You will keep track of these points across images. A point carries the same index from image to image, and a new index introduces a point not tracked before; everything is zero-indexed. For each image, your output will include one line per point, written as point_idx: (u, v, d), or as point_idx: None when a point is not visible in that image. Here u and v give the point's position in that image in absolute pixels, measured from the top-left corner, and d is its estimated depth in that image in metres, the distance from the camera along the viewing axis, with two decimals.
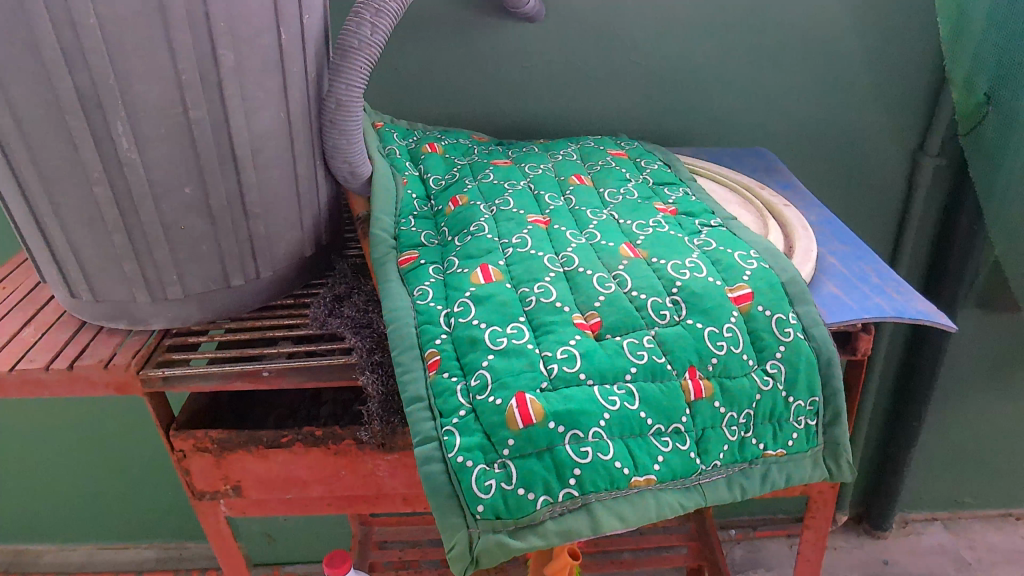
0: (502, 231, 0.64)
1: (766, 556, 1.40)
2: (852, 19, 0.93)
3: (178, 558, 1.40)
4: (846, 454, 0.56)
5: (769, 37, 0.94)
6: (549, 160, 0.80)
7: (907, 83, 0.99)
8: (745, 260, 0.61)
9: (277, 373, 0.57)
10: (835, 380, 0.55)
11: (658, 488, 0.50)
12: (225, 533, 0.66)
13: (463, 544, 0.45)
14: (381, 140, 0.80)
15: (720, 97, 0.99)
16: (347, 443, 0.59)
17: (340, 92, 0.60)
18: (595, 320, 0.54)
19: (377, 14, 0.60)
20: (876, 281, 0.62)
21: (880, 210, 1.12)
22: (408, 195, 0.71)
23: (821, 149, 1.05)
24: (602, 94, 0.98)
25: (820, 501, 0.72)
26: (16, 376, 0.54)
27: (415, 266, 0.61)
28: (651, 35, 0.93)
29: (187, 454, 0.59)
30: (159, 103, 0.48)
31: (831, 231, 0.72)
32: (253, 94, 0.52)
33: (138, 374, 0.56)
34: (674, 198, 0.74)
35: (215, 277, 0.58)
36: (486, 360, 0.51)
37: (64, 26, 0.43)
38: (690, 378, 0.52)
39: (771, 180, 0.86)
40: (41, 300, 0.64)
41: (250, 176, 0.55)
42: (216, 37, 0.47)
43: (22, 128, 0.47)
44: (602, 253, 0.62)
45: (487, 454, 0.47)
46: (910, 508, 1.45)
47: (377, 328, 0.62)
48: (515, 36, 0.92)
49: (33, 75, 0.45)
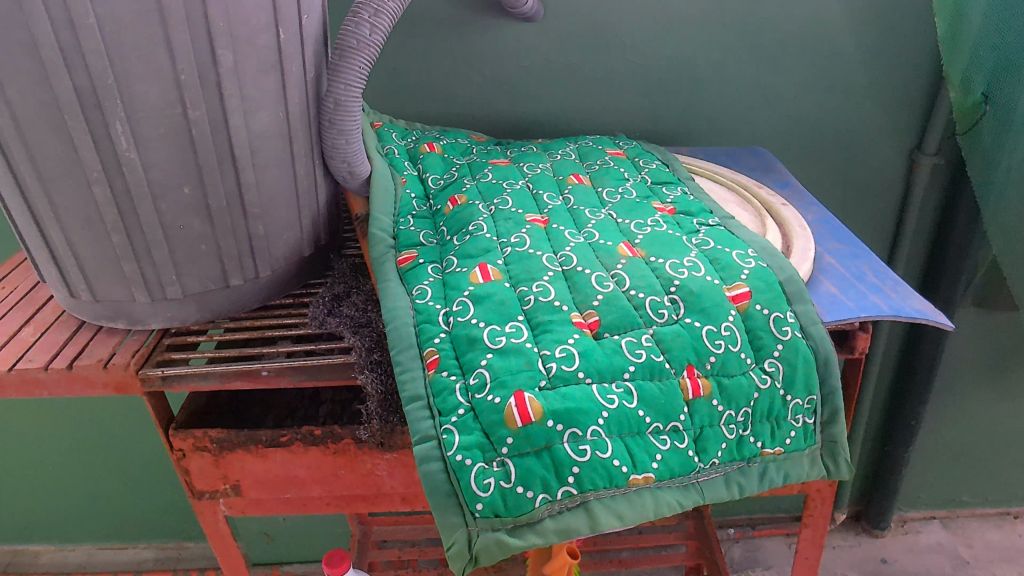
0: (500, 230, 0.64)
1: (764, 555, 1.40)
2: (850, 19, 0.94)
3: (177, 559, 1.40)
4: (844, 452, 0.56)
5: (766, 37, 0.94)
6: (547, 160, 0.81)
7: (904, 83, 1.00)
8: (743, 259, 0.61)
9: (276, 372, 0.57)
10: (832, 379, 0.55)
11: (656, 486, 0.50)
12: (224, 533, 0.66)
13: (461, 543, 0.46)
14: (380, 140, 0.80)
15: (718, 97, 0.99)
16: (346, 442, 0.59)
17: (338, 92, 0.60)
18: (593, 319, 0.54)
19: (375, 14, 0.60)
20: (873, 279, 0.63)
21: (878, 209, 1.12)
22: (406, 194, 0.71)
23: (819, 148, 1.05)
24: (600, 93, 0.98)
25: (818, 500, 0.72)
26: (15, 376, 0.54)
27: (413, 265, 0.61)
28: (650, 35, 0.93)
29: (186, 453, 0.59)
30: (158, 103, 0.48)
31: (829, 230, 0.72)
32: (252, 94, 0.52)
33: (137, 374, 0.56)
34: (672, 198, 0.74)
35: (214, 276, 0.58)
36: (484, 359, 0.51)
37: (62, 26, 0.43)
38: (688, 377, 0.53)
39: (769, 180, 0.86)
40: (40, 300, 0.64)
41: (249, 176, 0.55)
42: (215, 37, 0.47)
43: (21, 128, 0.47)
44: (600, 252, 0.62)
45: (485, 452, 0.47)
46: (908, 507, 1.46)
47: (375, 327, 0.62)
48: (513, 36, 0.93)
49: (31, 75, 0.45)
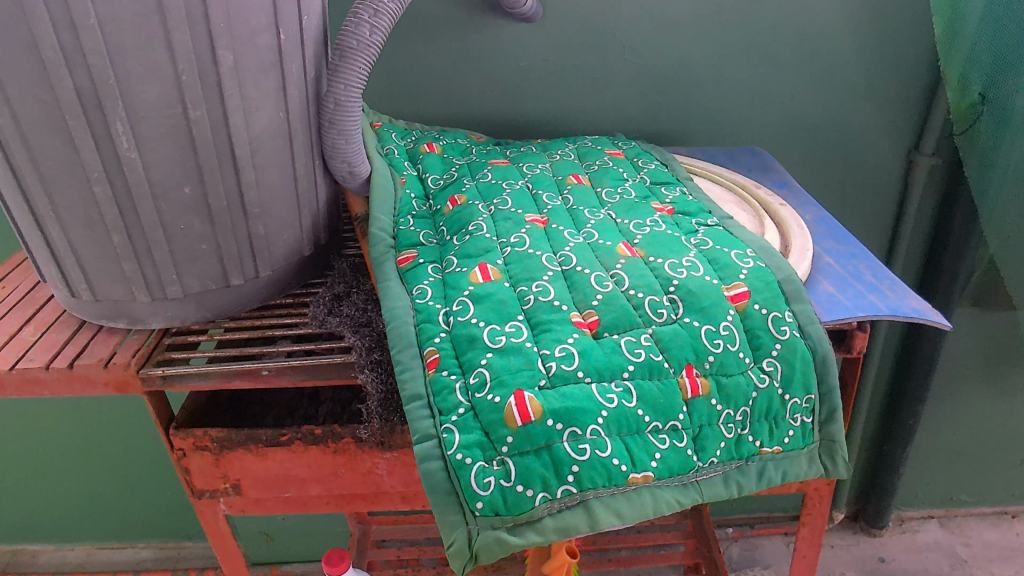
0: (500, 230, 0.64)
1: (762, 554, 1.41)
2: (848, 20, 0.94)
3: (176, 558, 1.40)
4: (842, 451, 0.56)
5: (765, 37, 0.95)
6: (546, 160, 0.81)
7: (902, 84, 1.00)
8: (741, 259, 0.61)
9: (276, 372, 0.58)
10: (830, 378, 0.56)
11: (655, 485, 0.50)
12: (224, 532, 0.66)
13: (461, 541, 0.46)
14: (380, 140, 0.81)
15: (717, 97, 0.99)
16: (346, 441, 0.59)
17: (338, 92, 0.60)
18: (592, 319, 0.55)
19: (376, 15, 0.60)
20: (871, 279, 0.63)
21: (876, 209, 1.12)
22: (406, 195, 0.71)
23: (817, 149, 1.05)
24: (599, 93, 0.98)
25: (816, 499, 0.72)
26: (15, 375, 0.54)
27: (414, 265, 0.62)
28: (649, 35, 0.94)
29: (186, 453, 0.60)
30: (158, 103, 0.48)
31: (827, 230, 0.73)
32: (252, 94, 0.52)
33: (137, 373, 0.57)
34: (671, 198, 0.74)
35: (213, 276, 0.58)
36: (484, 359, 0.51)
37: (63, 26, 0.43)
38: (687, 377, 0.53)
39: (767, 180, 0.86)
40: (40, 300, 0.64)
41: (249, 176, 0.55)
42: (215, 37, 0.47)
43: (21, 128, 0.48)
44: (599, 252, 0.62)
45: (486, 451, 0.47)
46: (906, 506, 1.46)
47: (375, 326, 0.62)
48: (512, 36, 0.93)
49: (32, 75, 0.45)
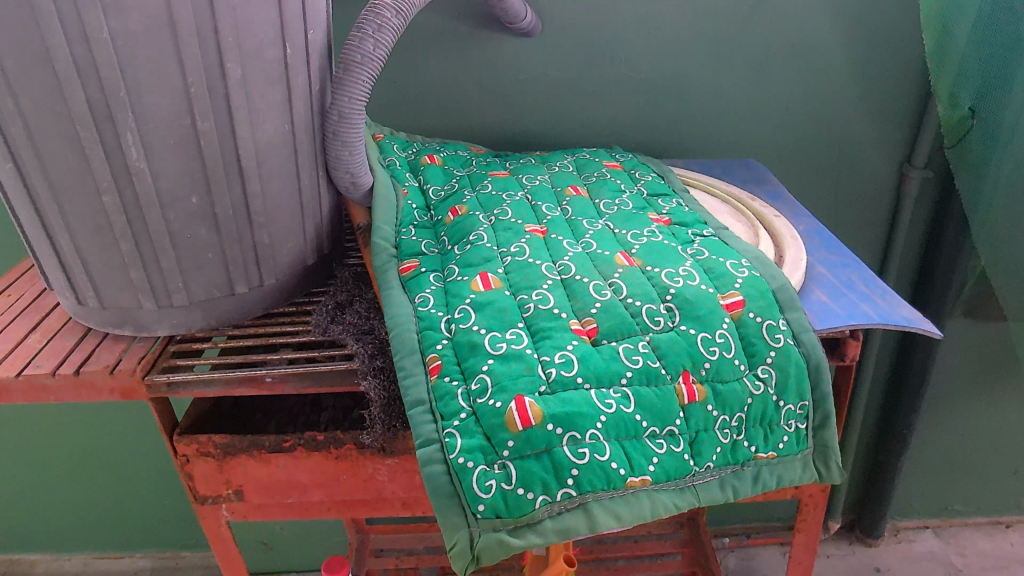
0: (501, 239, 0.66)
1: (758, 563, 1.41)
2: (839, 35, 0.96)
3: (173, 567, 1.40)
4: (835, 456, 0.58)
5: (758, 52, 0.97)
6: (545, 172, 0.83)
7: (892, 99, 1.02)
8: (736, 269, 0.63)
9: (280, 378, 0.58)
10: (824, 385, 0.57)
11: (653, 489, 0.51)
12: (226, 537, 0.66)
13: (463, 542, 0.47)
14: (382, 152, 0.82)
15: (712, 110, 1.01)
16: (348, 447, 0.60)
17: (342, 105, 0.61)
18: (591, 326, 0.56)
19: (379, 29, 0.62)
20: (862, 288, 0.64)
21: (870, 220, 1.14)
22: (408, 205, 0.73)
23: (811, 161, 1.07)
24: (598, 107, 1.00)
25: (811, 505, 0.73)
26: (22, 382, 0.55)
27: (416, 274, 0.63)
28: (645, 49, 0.96)
29: (190, 459, 0.60)
30: (168, 114, 0.49)
31: (820, 240, 0.74)
32: (258, 105, 0.53)
33: (143, 380, 0.57)
34: (667, 208, 0.76)
35: (219, 284, 0.59)
36: (485, 365, 0.52)
37: (77, 40, 0.45)
38: (683, 383, 0.54)
39: (762, 192, 0.88)
40: (46, 307, 0.65)
41: (255, 186, 0.56)
42: (224, 52, 0.49)
43: (32, 137, 0.49)
44: (598, 261, 0.64)
45: (487, 455, 0.48)
46: (901, 516, 1.47)
47: (377, 334, 0.63)
48: (511, 50, 0.95)
49: (46, 86, 0.46)
